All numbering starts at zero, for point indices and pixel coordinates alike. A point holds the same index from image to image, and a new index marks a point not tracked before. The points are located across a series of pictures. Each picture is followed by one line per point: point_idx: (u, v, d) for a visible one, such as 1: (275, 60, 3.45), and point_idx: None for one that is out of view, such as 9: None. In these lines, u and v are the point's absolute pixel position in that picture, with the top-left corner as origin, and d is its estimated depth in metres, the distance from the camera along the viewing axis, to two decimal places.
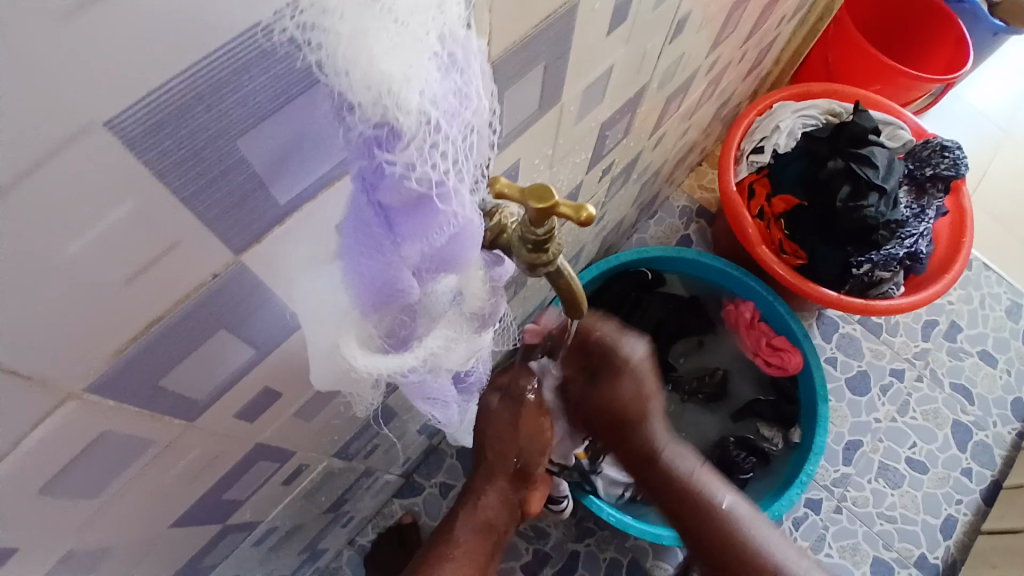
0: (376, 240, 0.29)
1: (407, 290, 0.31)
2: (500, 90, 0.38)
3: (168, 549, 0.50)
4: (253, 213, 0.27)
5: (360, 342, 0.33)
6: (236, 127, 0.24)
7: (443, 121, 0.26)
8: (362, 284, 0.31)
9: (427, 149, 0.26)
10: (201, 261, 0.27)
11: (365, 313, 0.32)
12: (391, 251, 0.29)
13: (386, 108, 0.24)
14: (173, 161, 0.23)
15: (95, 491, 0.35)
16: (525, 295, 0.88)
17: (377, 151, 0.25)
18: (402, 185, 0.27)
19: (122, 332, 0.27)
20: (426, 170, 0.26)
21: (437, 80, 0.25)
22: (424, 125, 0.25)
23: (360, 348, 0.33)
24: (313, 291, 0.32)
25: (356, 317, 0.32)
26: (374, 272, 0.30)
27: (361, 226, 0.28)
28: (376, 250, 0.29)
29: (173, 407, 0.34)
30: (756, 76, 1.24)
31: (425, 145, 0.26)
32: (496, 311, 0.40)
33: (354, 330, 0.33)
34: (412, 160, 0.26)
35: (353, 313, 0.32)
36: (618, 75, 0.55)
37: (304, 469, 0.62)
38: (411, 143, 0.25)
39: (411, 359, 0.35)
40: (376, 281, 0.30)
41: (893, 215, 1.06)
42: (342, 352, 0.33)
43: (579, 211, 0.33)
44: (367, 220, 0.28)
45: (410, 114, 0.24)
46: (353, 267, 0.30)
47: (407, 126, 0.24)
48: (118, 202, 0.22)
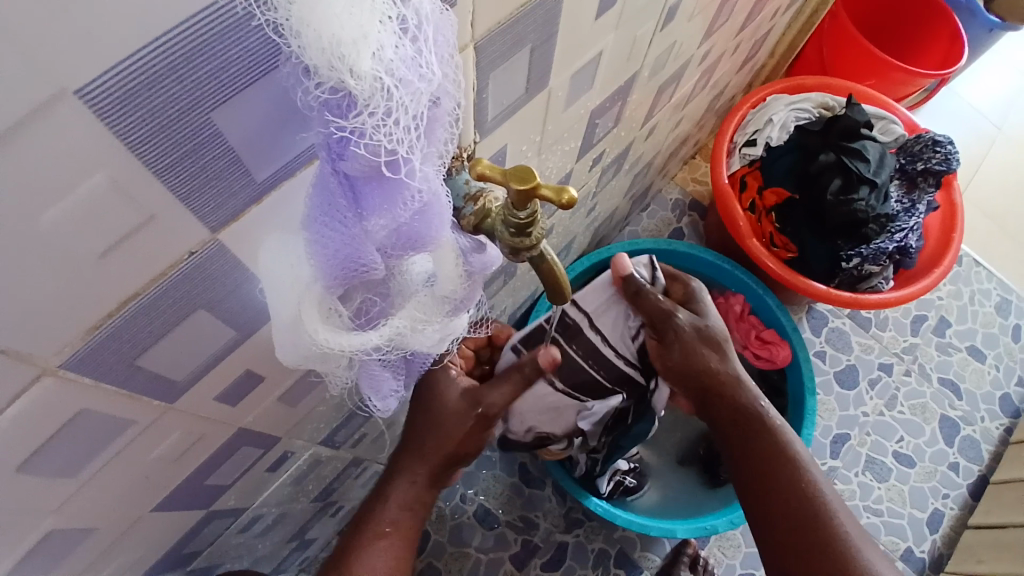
0: (339, 213, 0.28)
1: (372, 264, 0.31)
2: (486, 73, 0.38)
3: (151, 533, 0.49)
4: (225, 187, 0.27)
5: (323, 317, 0.33)
6: (197, 96, 0.23)
7: (397, 86, 0.24)
8: (328, 257, 0.30)
9: (383, 119, 0.24)
10: (176, 237, 0.27)
11: (329, 286, 0.32)
12: (355, 223, 0.29)
13: (338, 71, 0.22)
14: (143, 131, 0.22)
15: (75, 471, 0.35)
16: (515, 285, 0.88)
17: (331, 117, 0.24)
18: (361, 157, 0.26)
19: (97, 307, 0.27)
20: (380, 139, 0.25)
21: (394, 44, 0.23)
22: (380, 92, 0.24)
23: (322, 323, 0.32)
24: (279, 261, 0.31)
25: (321, 291, 0.32)
26: (338, 244, 0.29)
27: (327, 198, 0.28)
28: (341, 222, 0.28)
29: (151, 386, 0.34)
30: (749, 69, 1.24)
31: (381, 113, 0.24)
32: (472, 297, 0.39)
33: (316, 304, 0.32)
34: (366, 128, 0.24)
35: (317, 285, 0.32)
36: (608, 63, 0.54)
37: (290, 455, 0.62)
38: (366, 110, 0.24)
39: (374, 338, 0.35)
40: (340, 253, 0.30)
41: (883, 209, 1.07)
42: (304, 326, 0.32)
43: (560, 194, 0.32)
44: (331, 191, 0.28)
45: (363, 78, 0.23)
46: (315, 238, 0.29)
47: (362, 93, 0.23)
48: (90, 173, 0.22)
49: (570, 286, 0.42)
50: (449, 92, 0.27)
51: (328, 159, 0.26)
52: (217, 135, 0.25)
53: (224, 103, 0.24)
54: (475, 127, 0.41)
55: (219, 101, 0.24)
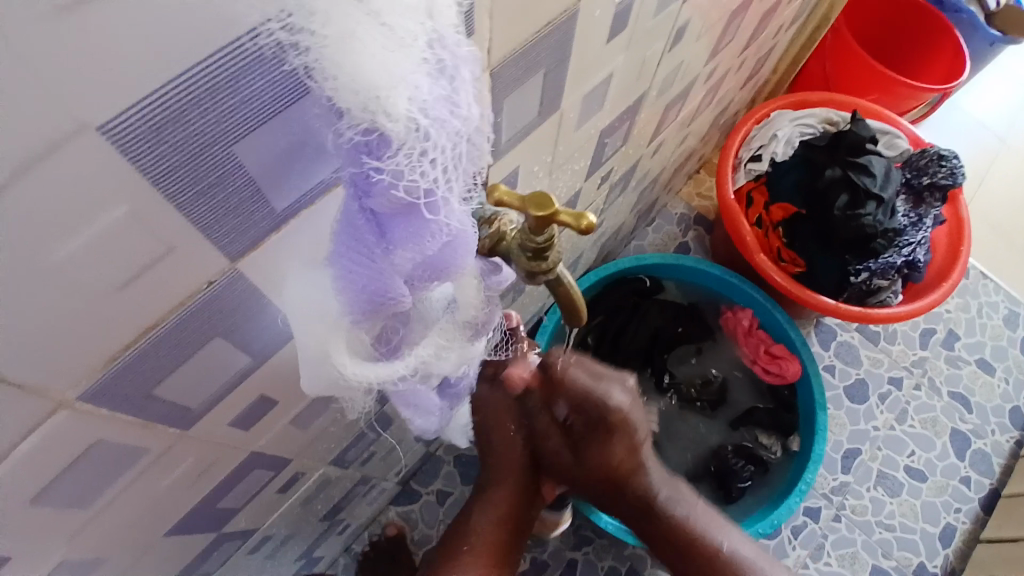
0: (367, 247, 0.27)
1: (399, 298, 0.30)
2: (500, 98, 0.38)
3: (160, 558, 0.49)
4: (245, 219, 0.27)
5: (349, 349, 0.32)
6: (222, 132, 0.23)
7: (433, 129, 0.25)
8: (354, 292, 0.29)
9: (416, 159, 0.25)
10: (196, 267, 0.27)
11: (355, 321, 0.30)
12: (382, 258, 0.28)
13: (373, 114, 0.23)
14: (166, 167, 0.22)
15: (89, 500, 0.34)
16: (523, 302, 0.88)
17: (365, 157, 0.25)
18: (393, 193, 0.26)
19: (115, 338, 0.26)
20: (413, 179, 0.25)
21: (427, 86, 0.24)
22: (415, 133, 0.24)
23: (350, 356, 0.32)
24: (304, 294, 0.31)
25: (348, 325, 0.31)
26: (364, 278, 0.28)
27: (352, 232, 0.27)
28: (366, 257, 0.28)
29: (167, 414, 0.34)
30: (754, 84, 1.24)
31: (414, 153, 0.25)
32: (491, 321, 0.40)
33: (343, 338, 0.31)
34: (398, 167, 0.25)
35: (344, 320, 0.30)
36: (618, 83, 0.55)
37: (300, 477, 0.61)
38: (400, 150, 0.24)
39: (401, 367, 0.35)
40: (366, 289, 0.29)
41: (891, 224, 1.06)
42: (331, 360, 0.32)
43: (578, 219, 0.32)
44: (357, 225, 0.27)
45: (398, 121, 0.23)
46: (340, 274, 0.28)
47: (396, 132, 0.24)
48: (112, 206, 0.22)
49: (587, 310, 0.43)
50: (481, 129, 0.28)
51: (356, 196, 0.26)
52: (238, 167, 0.25)
53: (246, 137, 0.24)
54: (489, 151, 0.41)
55: (240, 136, 0.24)
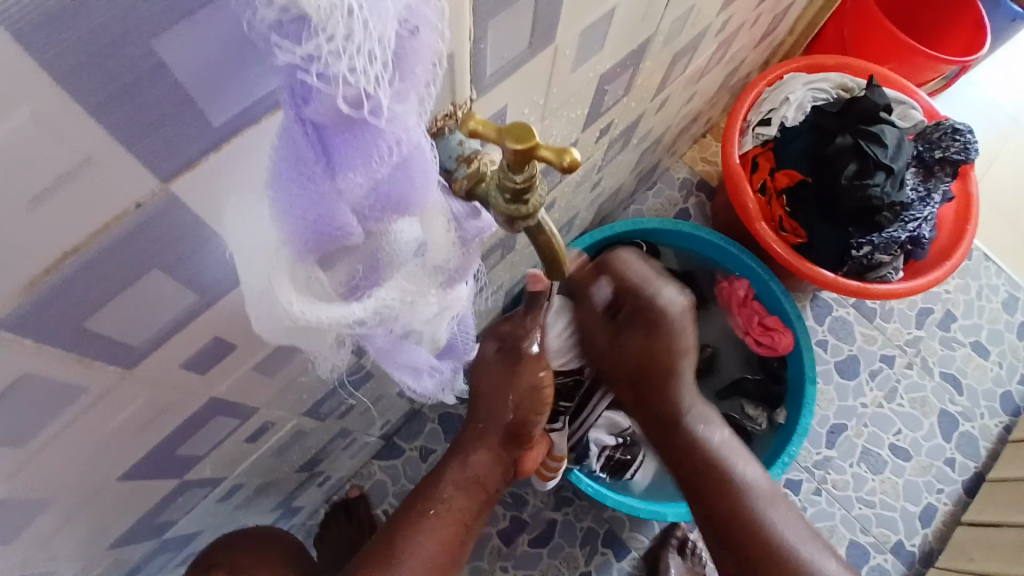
0: (308, 168, 0.25)
1: (349, 227, 0.28)
2: (485, 19, 0.34)
3: (123, 499, 0.47)
4: (173, 133, 0.24)
5: (297, 287, 0.30)
6: (131, 21, 0.20)
7: (363, 6, 0.21)
8: (296, 220, 0.27)
9: (345, 45, 0.21)
10: (122, 184, 0.24)
11: (300, 254, 0.29)
12: (325, 180, 0.25)
13: None
14: (71, 64, 0.19)
15: (23, 439, 0.32)
16: (513, 259, 0.85)
17: (280, 44, 0.21)
18: (325, 93, 0.22)
19: (29, 262, 0.24)
20: (343, 72, 0.21)
21: None
22: (341, 11, 0.20)
23: (297, 294, 0.29)
24: (249, 222, 0.28)
25: (292, 256, 0.28)
26: (306, 206, 0.26)
27: (290, 150, 0.25)
28: (307, 180, 0.25)
29: (104, 351, 0.31)
30: (767, 45, 1.19)
31: (342, 39, 0.21)
32: (467, 267, 0.37)
33: (288, 272, 0.29)
34: (323, 57, 0.21)
35: (286, 250, 0.28)
36: (621, 21, 0.50)
37: (271, 427, 0.59)
38: (324, 35, 0.20)
39: (361, 311, 0.32)
40: (310, 216, 0.27)
41: (899, 197, 1.03)
42: (277, 296, 0.29)
43: (562, 155, 0.29)
44: (297, 142, 0.24)
45: None
46: (282, 200, 0.26)
47: (316, 9, 0.20)
48: (11, 108, 0.19)
49: (570, 263, 0.39)
50: (429, 21, 0.24)
51: (291, 105, 0.23)
52: (162, 68, 0.21)
53: (163, 30, 0.20)
54: (472, 83, 0.38)
55: (157, 29, 0.20)
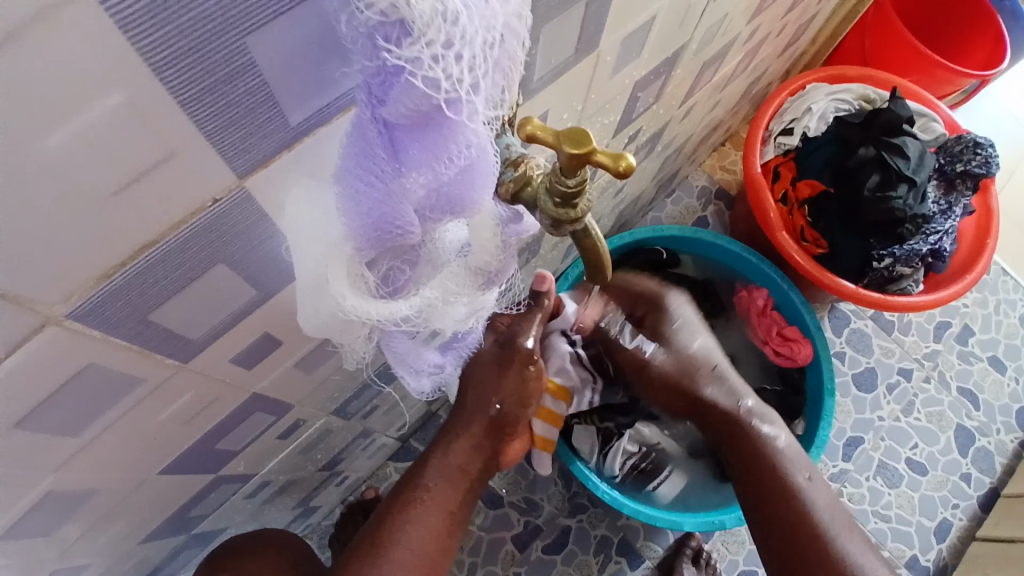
0: (377, 164, 0.26)
1: (409, 226, 0.29)
2: (538, 25, 0.35)
3: (158, 495, 0.48)
4: (254, 129, 0.24)
5: (351, 281, 0.31)
6: (234, 19, 0.21)
7: (463, 12, 0.22)
8: (360, 213, 0.28)
9: (442, 50, 0.22)
10: (200, 179, 0.24)
11: (359, 247, 0.30)
12: (392, 178, 0.26)
13: None
14: (166, 55, 0.20)
15: (78, 429, 0.33)
16: (536, 264, 0.85)
17: (382, 45, 0.21)
18: (412, 92, 0.23)
19: (104, 254, 0.24)
20: (438, 74, 0.22)
21: None
22: (442, 17, 0.21)
23: (350, 288, 0.30)
24: (308, 211, 0.29)
25: (350, 251, 0.30)
26: (373, 202, 0.27)
27: (363, 149, 0.25)
28: (376, 177, 0.26)
29: (164, 343, 0.32)
30: (790, 55, 1.19)
31: (440, 44, 0.22)
32: (505, 271, 0.38)
33: (344, 266, 0.30)
34: (422, 59, 0.22)
35: (347, 245, 0.29)
36: (659, 29, 0.51)
37: (301, 425, 0.60)
38: (424, 40, 0.21)
39: (405, 308, 0.33)
40: (373, 211, 0.27)
41: (921, 209, 1.02)
42: (331, 290, 0.30)
43: (617, 160, 0.30)
44: (369, 141, 0.25)
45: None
46: (348, 193, 0.27)
47: (420, 13, 0.21)
48: (106, 93, 0.19)
49: (612, 268, 0.40)
50: (513, 31, 0.25)
51: (367, 104, 0.24)
52: (249, 65, 0.22)
53: (260, 29, 0.21)
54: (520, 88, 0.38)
55: (251, 26, 0.21)
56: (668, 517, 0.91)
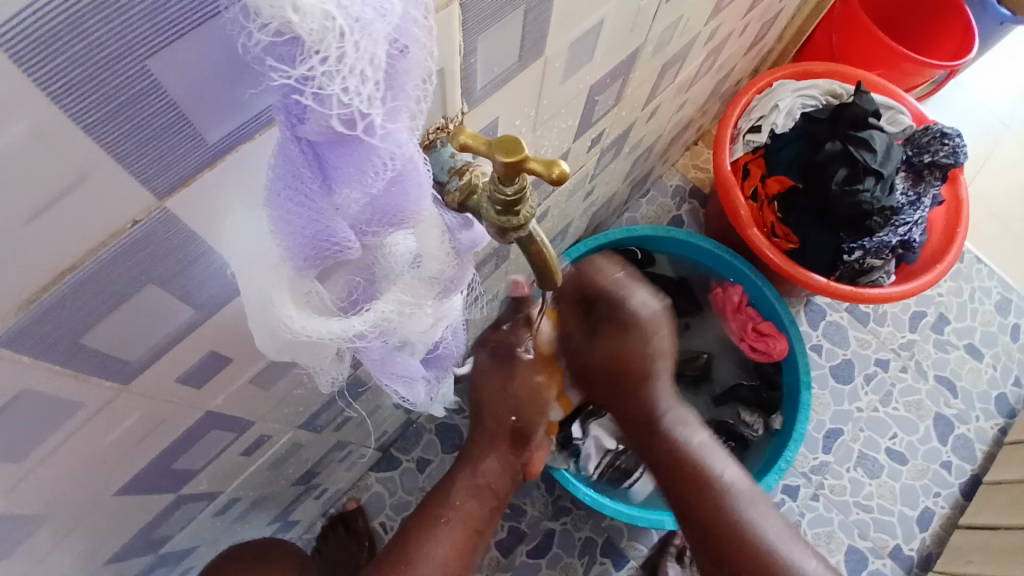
0: (304, 184, 0.26)
1: (346, 241, 0.29)
2: (474, 34, 0.35)
3: (115, 516, 0.47)
4: (171, 149, 0.24)
5: (297, 300, 0.31)
6: (131, 45, 0.20)
7: (352, 27, 0.21)
8: (297, 236, 0.28)
9: (336, 65, 0.21)
10: (118, 201, 0.24)
11: (300, 268, 0.29)
12: (322, 196, 0.26)
13: (281, 7, 0.20)
14: (62, 85, 0.20)
15: (19, 455, 0.32)
16: (507, 268, 0.85)
17: (275, 65, 0.21)
18: (319, 113, 0.23)
19: (23, 281, 0.24)
20: (334, 90, 0.22)
21: None
22: (333, 34, 0.21)
23: (296, 308, 0.30)
24: (248, 236, 0.29)
25: (292, 272, 0.30)
26: (305, 221, 0.27)
27: (291, 171, 0.25)
28: (305, 196, 0.26)
29: (102, 366, 0.31)
30: (756, 53, 1.20)
31: (334, 60, 0.21)
32: (463, 276, 0.37)
33: (289, 286, 0.30)
34: (316, 78, 0.22)
35: (287, 266, 0.29)
36: (610, 32, 0.51)
37: (266, 440, 0.59)
38: (317, 54, 0.21)
39: (357, 325, 0.32)
40: (308, 230, 0.28)
41: (888, 202, 1.04)
42: (276, 311, 0.30)
43: (550, 168, 0.30)
44: (294, 160, 0.25)
45: (310, 15, 0.20)
46: (280, 215, 0.27)
47: (308, 29, 0.20)
48: (11, 123, 0.19)
49: (561, 272, 0.40)
50: (418, 40, 0.24)
51: (288, 125, 0.24)
52: (154, 87, 0.22)
53: (163, 50, 0.21)
54: (463, 97, 0.38)
55: (151, 49, 0.21)
56: (648, 517, 0.91)
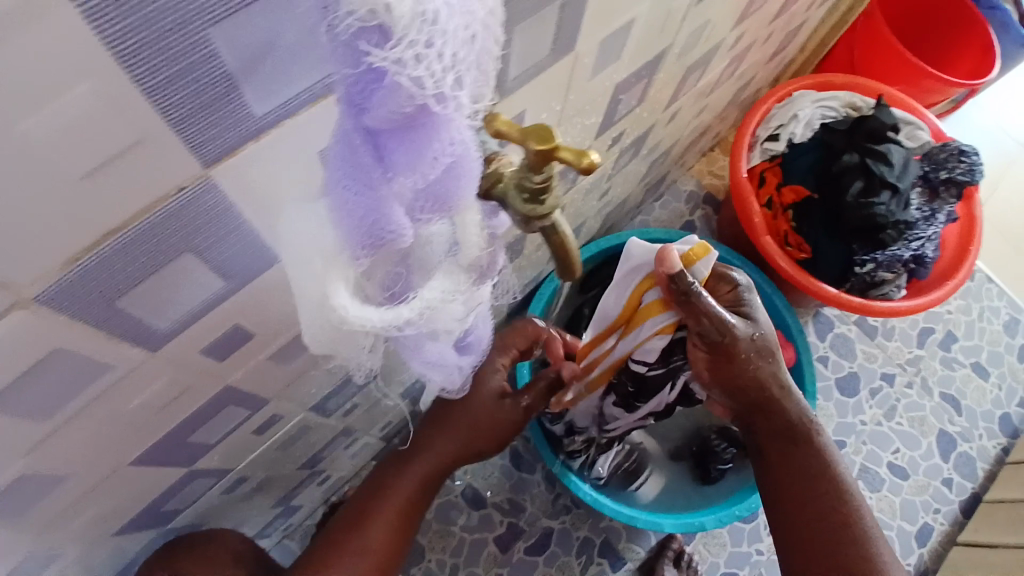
0: (366, 172, 0.26)
1: (402, 231, 0.28)
2: (512, 24, 0.35)
3: (128, 485, 0.48)
4: (223, 119, 0.25)
5: (348, 289, 0.30)
6: (197, 11, 0.21)
7: (442, 14, 0.22)
8: (353, 224, 0.27)
9: (425, 51, 0.22)
10: (167, 168, 0.25)
11: (355, 257, 0.29)
12: (382, 184, 0.26)
13: None
14: (129, 46, 0.20)
15: (48, 414, 0.33)
16: (521, 264, 0.86)
17: (368, 50, 0.22)
18: (395, 96, 0.23)
19: (72, 239, 0.24)
20: (424, 75, 0.23)
21: None
22: (423, 19, 0.22)
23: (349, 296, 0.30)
24: (298, 228, 0.29)
25: (347, 262, 0.29)
26: (365, 209, 0.27)
27: (351, 157, 0.25)
28: (366, 184, 0.26)
29: (134, 331, 0.32)
30: (777, 62, 1.20)
31: (425, 45, 0.22)
32: (496, 263, 0.38)
33: (342, 276, 0.30)
34: (407, 62, 0.22)
35: (343, 255, 0.29)
36: (639, 32, 0.52)
37: (278, 420, 0.60)
38: (408, 41, 0.22)
39: (405, 313, 0.33)
40: (366, 219, 0.27)
41: (904, 216, 1.03)
42: (330, 302, 0.30)
43: (581, 158, 0.30)
44: (355, 148, 0.25)
45: (404, 2, 0.21)
46: (339, 203, 0.27)
47: (403, 16, 0.21)
48: (75, 83, 0.20)
49: (581, 265, 0.40)
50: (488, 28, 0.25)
51: (349, 114, 0.24)
52: (213, 56, 0.23)
53: (224, 20, 0.22)
54: (496, 86, 0.39)
55: (215, 18, 0.21)
56: (648, 516, 0.92)
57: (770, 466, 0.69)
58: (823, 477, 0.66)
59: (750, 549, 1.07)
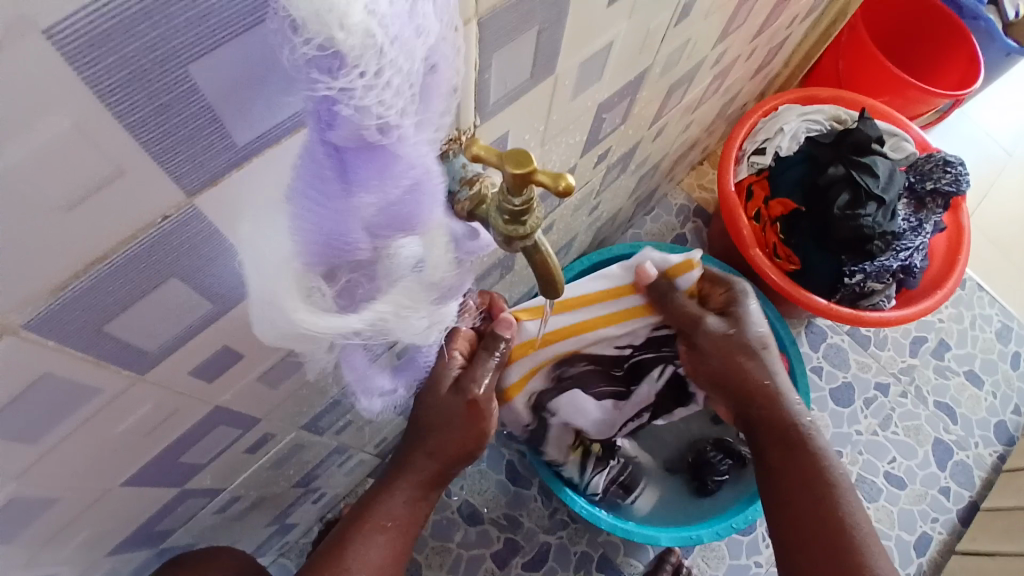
0: (327, 183, 0.27)
1: (358, 243, 0.30)
2: (489, 50, 0.36)
3: (121, 506, 0.48)
4: (204, 148, 0.26)
5: (304, 297, 0.31)
6: (175, 48, 0.22)
7: (391, 45, 0.23)
8: (310, 233, 0.28)
9: (372, 79, 0.23)
10: (149, 196, 0.26)
11: (308, 263, 0.30)
12: (342, 197, 0.27)
13: (328, 25, 0.21)
14: (107, 85, 0.21)
15: (38, 436, 0.33)
16: (512, 280, 0.86)
17: (320, 78, 0.23)
18: (350, 122, 0.24)
19: (57, 267, 0.25)
20: (369, 102, 0.24)
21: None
22: (372, 51, 0.22)
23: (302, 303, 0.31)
24: (257, 234, 0.29)
25: (299, 269, 0.30)
26: (321, 218, 0.28)
27: (315, 172, 0.27)
28: (326, 197, 0.27)
29: (121, 354, 0.33)
30: (763, 77, 1.22)
31: (372, 74, 0.23)
32: (459, 285, 0.40)
33: (295, 283, 0.30)
34: (354, 89, 0.23)
35: (296, 262, 0.30)
36: (619, 52, 0.53)
37: (270, 438, 0.60)
38: (356, 70, 0.23)
39: (356, 322, 0.34)
40: (323, 229, 0.28)
41: (890, 226, 1.04)
42: (282, 306, 0.31)
43: (557, 180, 0.31)
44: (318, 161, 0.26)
45: (354, 33, 0.21)
46: (299, 212, 0.28)
47: (351, 46, 0.22)
48: (56, 118, 0.21)
49: (564, 283, 0.41)
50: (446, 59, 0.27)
51: (317, 129, 0.25)
52: (192, 91, 0.23)
53: (202, 57, 0.23)
54: (476, 110, 0.40)
55: (192, 55, 0.22)
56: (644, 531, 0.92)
57: (771, 468, 0.70)
58: (818, 477, 0.67)
59: (749, 562, 1.06)
